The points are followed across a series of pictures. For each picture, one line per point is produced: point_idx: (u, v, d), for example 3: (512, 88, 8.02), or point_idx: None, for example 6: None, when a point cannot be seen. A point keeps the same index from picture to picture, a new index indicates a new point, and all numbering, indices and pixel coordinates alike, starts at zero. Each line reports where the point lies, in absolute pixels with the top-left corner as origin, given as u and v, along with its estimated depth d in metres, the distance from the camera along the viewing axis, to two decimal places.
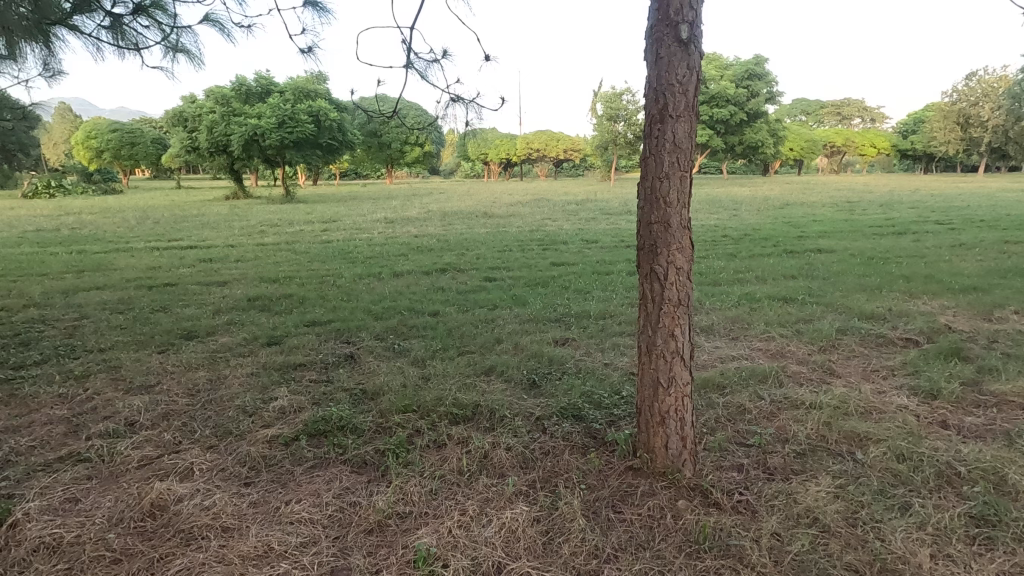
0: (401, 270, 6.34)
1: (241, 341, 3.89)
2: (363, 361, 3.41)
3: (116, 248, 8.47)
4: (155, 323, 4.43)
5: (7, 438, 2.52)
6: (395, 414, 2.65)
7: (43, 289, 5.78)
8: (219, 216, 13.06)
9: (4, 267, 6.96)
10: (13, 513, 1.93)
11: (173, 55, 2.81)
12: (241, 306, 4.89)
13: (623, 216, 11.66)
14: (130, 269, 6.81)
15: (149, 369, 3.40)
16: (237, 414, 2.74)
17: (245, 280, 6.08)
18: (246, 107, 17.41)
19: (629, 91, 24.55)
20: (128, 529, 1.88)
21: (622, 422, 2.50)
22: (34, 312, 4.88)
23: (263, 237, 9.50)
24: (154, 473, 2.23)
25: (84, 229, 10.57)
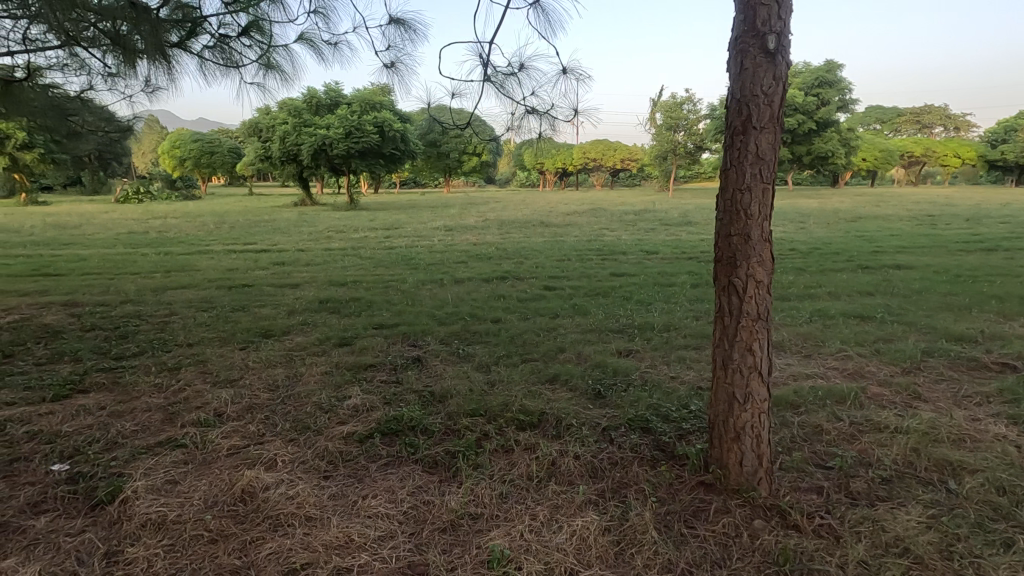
0: (462, 277, 6.48)
1: (315, 341, 4.09)
2: (430, 365, 3.50)
3: (198, 250, 9.08)
4: (235, 321, 4.71)
5: (114, 422, 2.76)
6: (463, 417, 2.72)
7: (137, 287, 6.28)
8: (288, 221, 13.76)
9: (103, 266, 7.62)
10: (123, 491, 2.11)
11: (267, 72, 3.01)
12: (312, 308, 5.12)
13: (683, 227, 11.44)
14: (211, 269, 7.29)
15: (232, 364, 3.62)
16: (314, 410, 2.88)
17: (316, 282, 6.39)
18: (316, 119, 18.28)
19: (690, 100, 24.02)
20: (221, 512, 2.01)
21: (692, 437, 2.46)
22: (129, 308, 5.30)
23: (330, 242, 9.95)
24: (242, 461, 2.38)
25: (171, 232, 11.41)
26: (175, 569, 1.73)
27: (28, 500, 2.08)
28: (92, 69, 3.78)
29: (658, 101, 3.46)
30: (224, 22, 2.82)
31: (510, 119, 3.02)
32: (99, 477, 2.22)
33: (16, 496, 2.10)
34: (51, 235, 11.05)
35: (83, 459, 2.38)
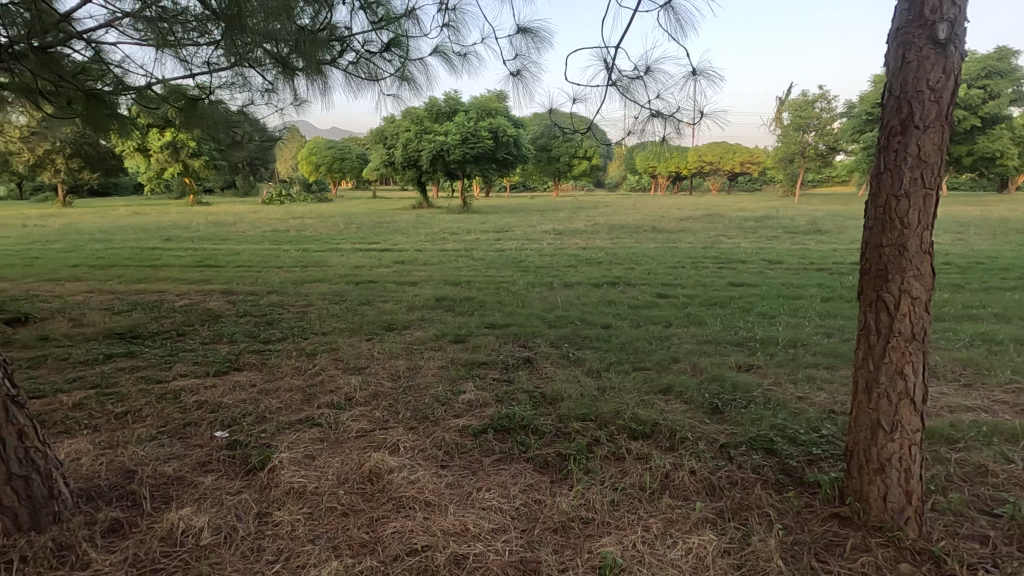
0: (572, 281, 6.50)
1: (432, 336, 4.31)
2: (541, 367, 3.55)
3: (329, 248, 9.94)
4: (362, 314, 5.11)
5: (264, 398, 3.12)
6: (574, 421, 2.72)
7: (280, 279, 7.02)
8: (407, 223, 14.69)
9: (254, 260, 8.64)
10: (272, 460, 2.37)
11: (402, 84, 3.23)
12: (429, 305, 5.40)
13: (811, 235, 10.55)
14: (341, 266, 7.97)
15: (360, 354, 3.93)
16: (432, 401, 3.05)
17: (433, 281, 6.74)
18: (436, 126, 19.25)
19: (824, 97, 22.00)
20: (352, 488, 2.20)
21: (824, 464, 2.26)
22: (275, 297, 5.96)
23: (445, 243, 10.45)
24: (369, 444, 2.57)
25: (308, 231, 12.64)
26: (313, 536, 1.91)
27: (197, 459, 2.41)
28: (253, 86, 4.29)
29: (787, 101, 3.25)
30: (368, 39, 3.08)
31: (631, 123, 2.97)
32: (253, 446, 2.52)
33: (189, 455, 2.45)
34: (214, 232, 12.70)
35: (239, 428, 2.71)
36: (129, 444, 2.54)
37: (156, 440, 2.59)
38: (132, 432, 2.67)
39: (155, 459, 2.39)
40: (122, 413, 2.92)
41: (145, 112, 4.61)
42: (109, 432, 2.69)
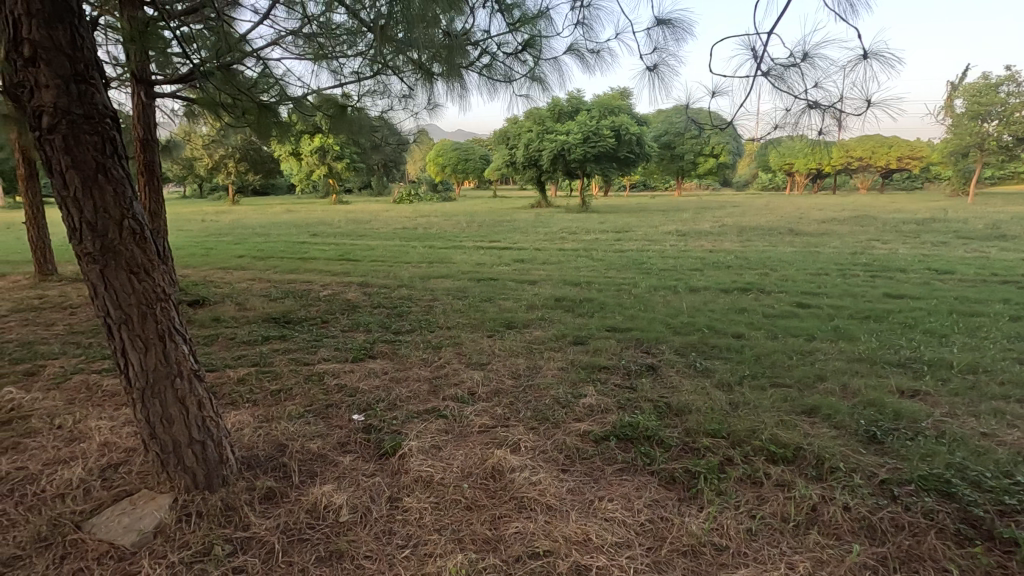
0: (698, 285, 6.15)
1: (552, 336, 4.29)
2: (666, 375, 3.38)
3: (453, 245, 10.37)
4: (483, 311, 5.24)
5: (395, 386, 3.31)
6: (703, 436, 2.54)
7: (409, 274, 7.45)
8: (526, 221, 14.92)
9: (386, 255, 9.27)
10: (402, 447, 2.50)
11: (532, 85, 3.23)
12: (549, 305, 5.40)
13: (991, 241, 9.01)
14: (464, 263, 8.27)
15: (482, 350, 4.02)
16: (552, 402, 3.03)
17: (552, 280, 6.75)
18: (558, 126, 19.30)
19: (1012, 79, 18.64)
20: (475, 483, 2.24)
21: (1021, 518, 1.88)
22: (404, 291, 6.33)
23: (564, 242, 10.43)
24: (491, 440, 2.61)
25: (434, 229, 13.31)
26: (439, 526, 1.97)
27: (337, 439, 2.61)
28: (393, 92, 4.57)
29: (962, 85, 2.80)
30: (504, 42, 3.11)
31: (780, 115, 2.70)
32: (385, 432, 2.67)
33: (331, 435, 2.66)
34: (352, 228, 13.84)
35: (373, 414, 2.89)
36: (282, 419, 2.82)
37: (303, 418, 2.85)
38: (283, 409, 2.96)
39: (303, 436, 2.63)
40: (276, 390, 3.25)
41: (300, 119, 5.10)
42: (266, 407, 3.01)
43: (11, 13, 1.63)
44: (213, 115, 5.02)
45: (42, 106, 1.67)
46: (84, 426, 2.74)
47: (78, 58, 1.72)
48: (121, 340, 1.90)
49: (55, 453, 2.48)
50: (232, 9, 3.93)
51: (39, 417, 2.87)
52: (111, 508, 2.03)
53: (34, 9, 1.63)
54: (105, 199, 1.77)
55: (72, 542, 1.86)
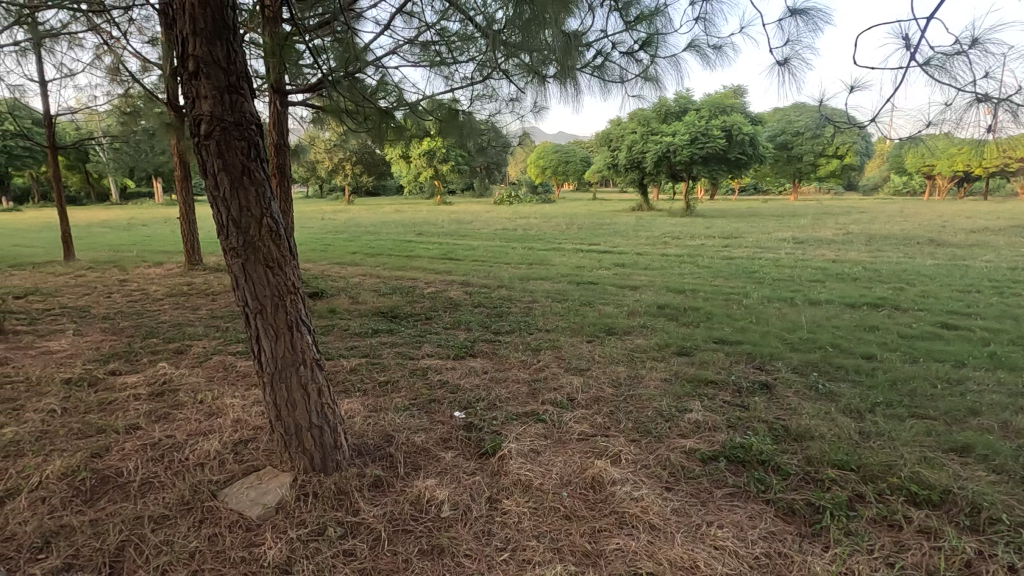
0: (818, 298, 5.63)
1: (654, 345, 4.13)
2: (783, 395, 3.11)
3: (552, 247, 10.36)
4: (583, 315, 5.17)
5: (494, 386, 3.34)
6: (828, 466, 2.30)
7: (509, 275, 7.55)
8: (626, 225, 14.59)
9: (487, 255, 9.48)
10: (501, 448, 2.51)
11: (645, 85, 3.13)
12: (651, 312, 5.21)
13: None
14: (563, 265, 8.24)
15: (581, 355, 3.96)
16: (655, 415, 2.90)
17: (654, 286, 6.51)
18: (664, 127, 18.67)
19: None
20: (574, 492, 2.18)
21: None
22: (504, 291, 6.42)
23: (667, 247, 10.06)
24: (591, 449, 2.54)
25: (533, 230, 13.41)
26: (537, 533, 1.94)
27: (440, 435, 2.67)
28: (500, 96, 4.66)
29: None
30: (619, 41, 3.04)
31: (937, 111, 2.38)
32: (485, 431, 2.70)
33: (433, 430, 2.73)
34: (455, 228, 14.31)
35: (474, 412, 2.93)
36: (389, 410, 2.95)
37: (408, 411, 2.96)
38: (390, 400, 3.10)
39: (408, 428, 2.73)
40: (384, 382, 3.41)
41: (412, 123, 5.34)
42: (375, 397, 3.17)
43: (181, 32, 1.83)
44: (336, 121, 5.40)
45: (202, 115, 1.86)
46: (221, 402, 3.05)
47: (232, 71, 1.89)
48: (256, 328, 2.07)
49: (197, 425, 2.77)
50: (357, 20, 4.19)
51: (185, 391, 3.24)
52: (241, 481, 2.23)
53: (198, 28, 1.81)
54: (248, 199, 1.94)
55: (209, 508, 2.07)
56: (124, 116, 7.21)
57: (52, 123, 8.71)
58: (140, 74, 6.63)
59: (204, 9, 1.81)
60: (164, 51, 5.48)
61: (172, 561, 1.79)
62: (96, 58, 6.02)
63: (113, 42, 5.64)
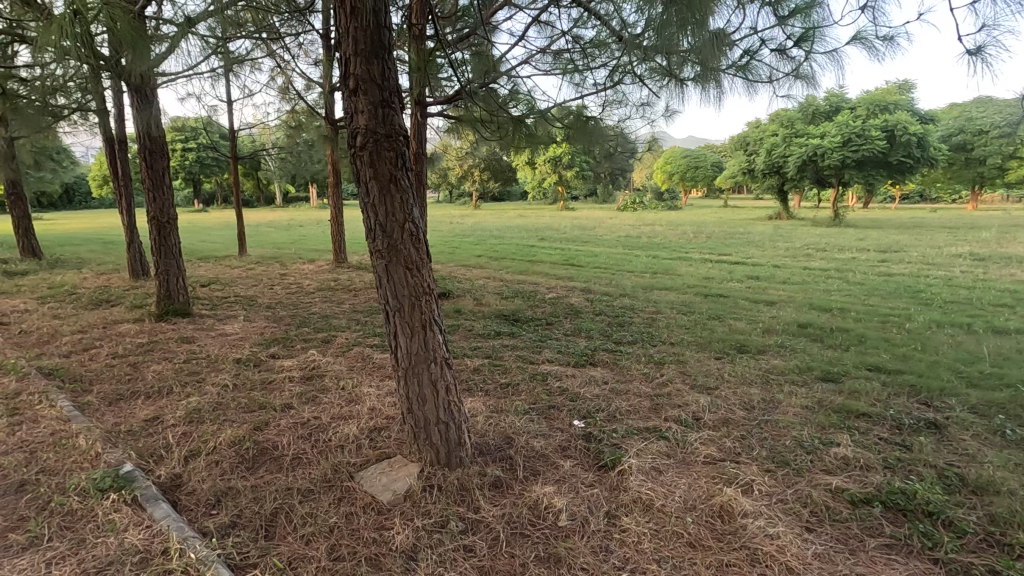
0: (1006, 325, 4.77)
1: (794, 368, 3.77)
2: (957, 438, 2.67)
3: (678, 257, 9.94)
4: (712, 330, 4.87)
5: (615, 398, 3.26)
6: (1020, 530, 1.93)
7: (631, 284, 7.37)
8: (762, 235, 13.55)
9: (609, 262, 9.33)
10: (621, 463, 2.43)
11: (794, 83, 2.90)
12: (790, 331, 4.77)
13: None
14: (690, 276, 7.85)
15: (709, 372, 3.73)
16: (794, 445, 2.64)
17: (794, 303, 5.96)
18: (811, 128, 17.07)
19: None
20: (700, 519, 2.05)
21: None
22: (626, 300, 6.26)
23: (810, 260, 9.17)
24: (719, 474, 2.37)
25: (658, 238, 12.94)
26: (658, 557, 1.85)
27: (559, 442, 2.66)
28: (631, 100, 4.56)
29: None
30: (769, 38, 2.83)
31: None
32: (605, 443, 2.64)
33: (552, 436, 2.73)
34: (578, 234, 14.28)
35: (593, 422, 2.89)
36: (510, 413, 3.00)
37: (528, 415, 2.99)
38: (511, 403, 3.15)
39: (527, 432, 2.75)
40: (505, 384, 3.49)
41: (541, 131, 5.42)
42: (496, 399, 3.25)
43: (345, 53, 2.01)
44: (469, 129, 5.66)
45: (358, 128, 2.03)
46: (359, 391, 3.33)
47: (386, 87, 2.03)
48: (394, 325, 2.22)
49: (339, 409, 3.04)
50: (494, 32, 4.35)
51: (330, 377, 3.58)
52: (374, 466, 2.40)
53: (360, 48, 1.99)
54: (394, 205, 2.09)
55: (347, 488, 2.26)
56: (290, 129, 8.18)
57: (235, 137, 10.14)
58: (304, 92, 7.50)
59: (365, 31, 1.98)
60: (325, 70, 6.13)
61: (315, 532, 1.97)
62: (271, 79, 6.91)
63: (285, 64, 6.42)
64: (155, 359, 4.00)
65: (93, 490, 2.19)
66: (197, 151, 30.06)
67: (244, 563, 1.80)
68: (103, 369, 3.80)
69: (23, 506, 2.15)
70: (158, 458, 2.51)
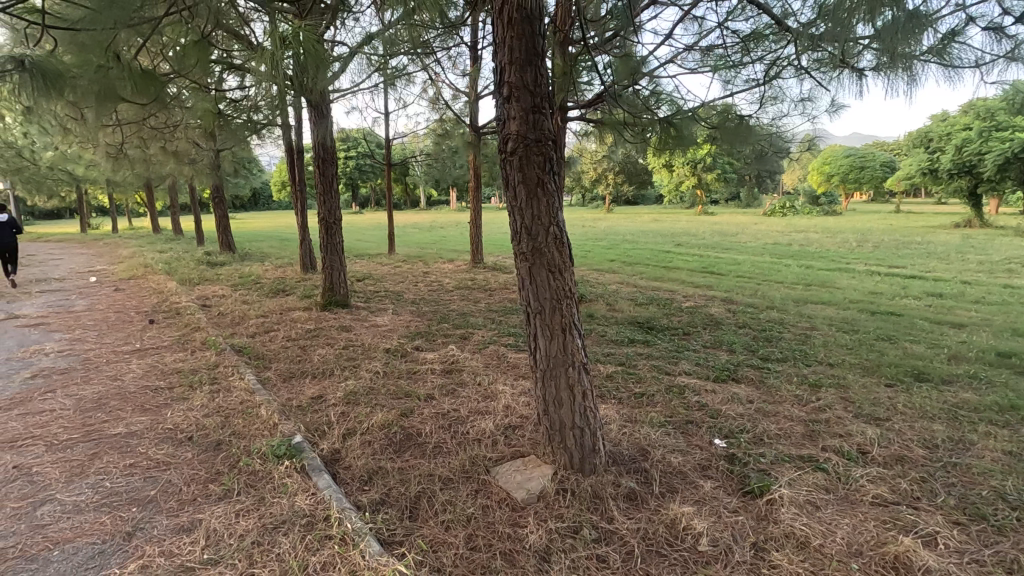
0: None
1: (992, 405, 3.17)
2: None
3: (837, 268, 8.90)
4: (881, 352, 4.28)
5: (762, 419, 3.00)
6: None
7: (781, 295, 6.75)
8: (946, 245, 11.67)
9: (755, 271, 8.65)
10: (771, 492, 2.22)
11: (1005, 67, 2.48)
12: (985, 360, 4.02)
13: None
14: (853, 290, 6.98)
15: (877, 401, 3.27)
16: (993, 497, 2.21)
17: (990, 327, 5.02)
18: (1018, 121, 14.33)
19: None
20: (868, 567, 1.80)
21: None
22: (775, 314, 5.74)
23: (1013, 277, 7.68)
24: (892, 519, 2.06)
25: (813, 246, 11.73)
26: None
27: (698, 461, 2.52)
28: (789, 96, 4.19)
29: None
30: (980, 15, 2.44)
31: None
32: (751, 468, 2.44)
33: (691, 453, 2.59)
34: (719, 240, 13.45)
35: (737, 443, 2.69)
36: (644, 424, 2.90)
37: (664, 428, 2.87)
38: (646, 414, 3.04)
39: (664, 446, 2.64)
40: (639, 394, 3.38)
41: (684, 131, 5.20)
42: (630, 408, 3.16)
43: (501, 62, 2.09)
44: (609, 132, 5.61)
45: (510, 133, 2.09)
46: (495, 388, 3.44)
47: (538, 92, 2.07)
48: (535, 327, 2.26)
49: (476, 404, 3.17)
50: (640, 31, 4.25)
51: (468, 373, 3.74)
52: (509, 463, 2.46)
53: (515, 57, 2.05)
54: (540, 208, 2.12)
55: (483, 482, 2.34)
56: (438, 137, 8.74)
57: (390, 146, 11.10)
58: (452, 102, 7.98)
59: (521, 40, 2.04)
60: (472, 80, 6.46)
61: (454, 520, 2.06)
62: (423, 91, 7.45)
63: (436, 77, 6.89)
64: (320, 344, 4.50)
65: (271, 455, 2.51)
66: (356, 159, 33.43)
67: (391, 539, 1.95)
68: (280, 349, 4.36)
69: (219, 462, 2.54)
70: (321, 433, 2.82)
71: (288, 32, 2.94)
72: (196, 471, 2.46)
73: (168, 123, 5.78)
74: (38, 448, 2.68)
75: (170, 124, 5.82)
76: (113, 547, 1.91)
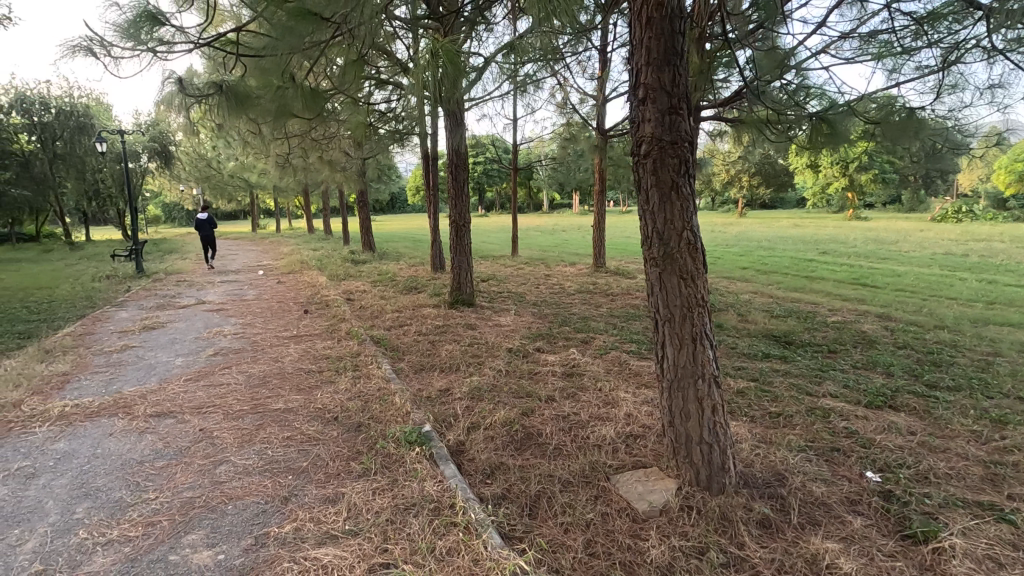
0: None
1: None
2: None
3: None
4: None
5: (927, 455, 2.62)
6: None
7: (953, 314, 5.84)
8: None
9: (919, 285, 7.57)
10: (940, 539, 1.93)
11: None
12: None
13: None
14: None
15: None
16: None
17: None
18: None
19: None
20: None
21: None
22: (945, 335, 4.98)
23: None
24: None
25: (997, 258, 10.02)
26: None
27: (845, 493, 2.26)
28: (972, 83, 3.63)
29: None
30: None
31: None
32: (913, 508, 2.14)
33: (837, 485, 2.33)
34: (873, 249, 12.02)
35: (894, 479, 2.37)
36: (781, 447, 2.67)
37: (804, 453, 2.62)
38: (783, 436, 2.80)
39: (804, 473, 2.41)
40: (775, 414, 3.12)
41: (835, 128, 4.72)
42: (765, 428, 2.93)
43: (637, 64, 2.05)
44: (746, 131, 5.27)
45: (644, 136, 2.05)
46: (616, 395, 3.37)
47: (675, 93, 2.00)
48: (662, 335, 2.18)
49: (596, 410, 3.14)
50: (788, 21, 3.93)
51: (588, 377, 3.72)
52: (630, 473, 2.40)
53: (652, 58, 2.00)
54: (673, 212, 2.05)
55: (603, 489, 2.31)
56: (564, 141, 8.81)
57: (517, 152, 11.41)
58: (579, 106, 8.00)
59: (658, 40, 1.98)
60: (601, 83, 6.43)
61: (573, 524, 2.06)
62: (551, 96, 7.57)
63: (565, 82, 6.96)
64: (448, 340, 4.75)
65: (404, 441, 2.70)
66: (484, 165, 34.97)
67: (511, 534, 2.00)
68: (412, 343, 4.67)
69: (359, 443, 2.79)
70: (448, 424, 2.97)
71: (432, 47, 3.14)
72: (340, 449, 2.72)
73: (325, 135, 6.47)
74: (217, 416, 3.14)
75: (327, 136, 6.52)
76: (273, 508, 2.18)
